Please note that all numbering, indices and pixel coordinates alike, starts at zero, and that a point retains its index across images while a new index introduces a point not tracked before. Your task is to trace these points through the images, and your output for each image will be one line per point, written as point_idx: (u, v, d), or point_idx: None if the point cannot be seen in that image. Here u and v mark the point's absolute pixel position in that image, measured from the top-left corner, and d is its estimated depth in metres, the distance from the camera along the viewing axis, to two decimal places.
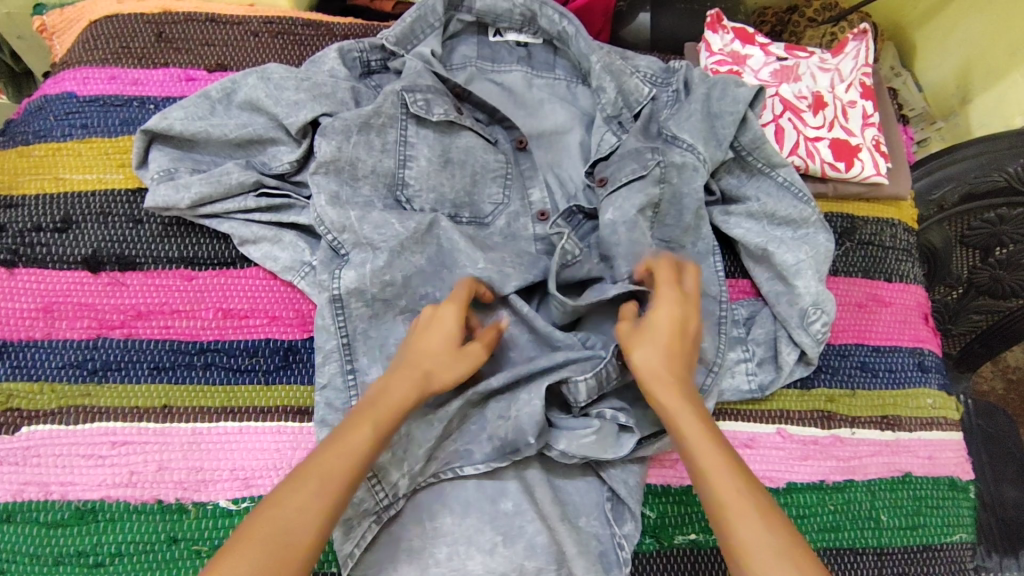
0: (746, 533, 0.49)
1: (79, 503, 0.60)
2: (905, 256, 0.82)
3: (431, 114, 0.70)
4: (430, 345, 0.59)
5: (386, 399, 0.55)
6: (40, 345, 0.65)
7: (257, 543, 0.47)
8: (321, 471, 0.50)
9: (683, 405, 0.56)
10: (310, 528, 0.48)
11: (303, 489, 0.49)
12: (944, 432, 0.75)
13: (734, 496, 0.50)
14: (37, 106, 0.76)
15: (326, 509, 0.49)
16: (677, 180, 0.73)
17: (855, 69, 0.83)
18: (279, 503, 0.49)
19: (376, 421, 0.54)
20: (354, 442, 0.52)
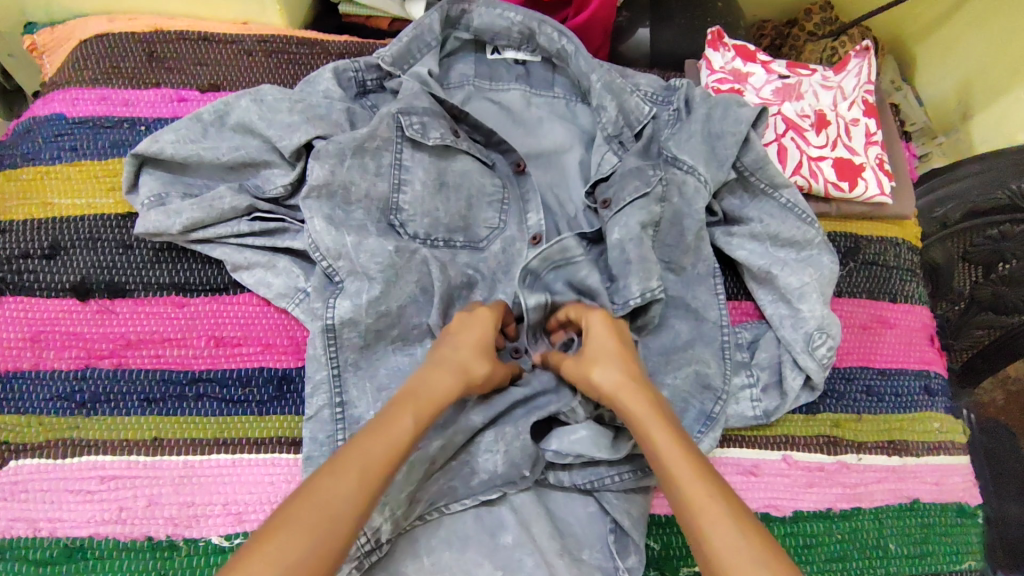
0: (716, 530, 0.44)
1: (67, 541, 0.58)
2: (909, 276, 0.81)
3: (427, 137, 0.69)
4: (463, 337, 0.61)
5: (430, 388, 0.55)
6: (27, 375, 0.64)
7: (307, 513, 0.43)
8: (371, 453, 0.48)
9: (648, 418, 0.54)
10: (354, 506, 0.45)
11: (354, 465, 0.46)
12: (951, 457, 0.73)
13: (702, 493, 0.47)
14: (26, 128, 0.75)
15: (370, 490, 0.46)
16: (678, 201, 0.72)
17: (858, 86, 0.82)
18: (325, 476, 0.45)
19: (420, 410, 0.53)
20: (400, 431, 0.51)
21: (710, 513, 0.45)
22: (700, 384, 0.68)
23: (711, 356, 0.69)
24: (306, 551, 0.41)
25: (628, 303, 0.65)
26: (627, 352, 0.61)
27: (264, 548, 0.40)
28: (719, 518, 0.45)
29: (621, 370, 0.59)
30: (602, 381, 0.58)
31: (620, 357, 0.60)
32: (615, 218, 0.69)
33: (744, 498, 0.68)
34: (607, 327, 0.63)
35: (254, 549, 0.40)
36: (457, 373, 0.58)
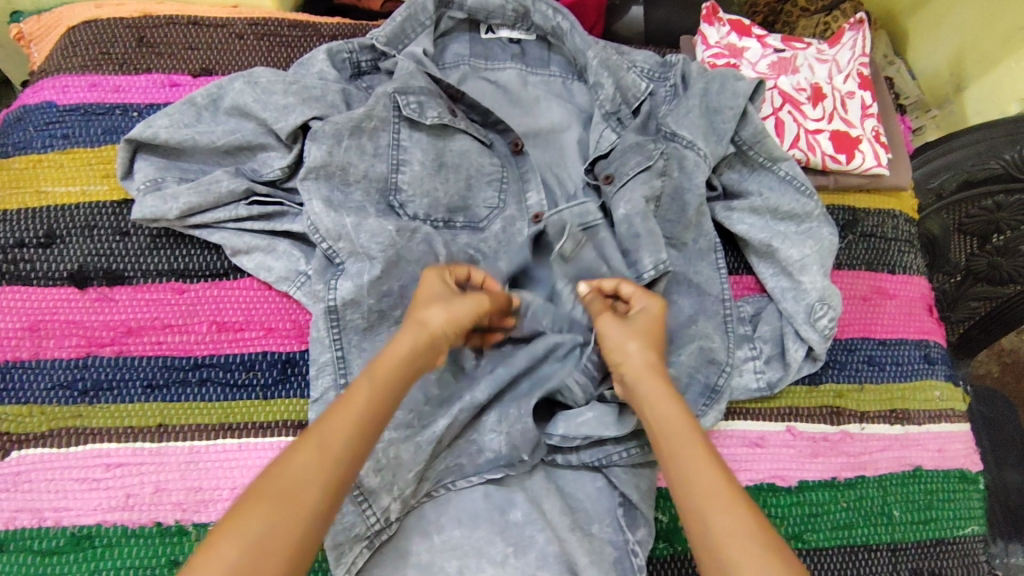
0: (717, 522, 0.46)
1: (74, 529, 0.58)
2: (907, 247, 0.81)
3: (425, 117, 0.68)
4: (433, 290, 0.59)
5: (388, 355, 0.53)
6: (27, 365, 0.63)
7: (267, 505, 0.44)
8: (326, 431, 0.48)
9: (664, 398, 0.54)
10: (320, 490, 0.46)
11: (312, 448, 0.47)
12: (953, 424, 0.74)
13: (711, 485, 0.48)
14: (15, 117, 0.73)
15: (336, 469, 0.47)
16: (678, 175, 0.72)
17: (853, 59, 0.82)
18: (289, 464, 0.46)
19: (376, 377, 0.52)
20: (358, 400, 0.50)
21: (715, 505, 0.47)
22: (705, 357, 0.68)
23: (714, 330, 0.69)
24: (265, 541, 0.43)
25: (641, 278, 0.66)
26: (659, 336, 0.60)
27: (226, 541, 0.43)
28: (723, 512, 0.47)
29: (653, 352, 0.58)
30: (631, 354, 0.57)
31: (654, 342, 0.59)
32: (619, 193, 0.69)
33: (751, 470, 0.68)
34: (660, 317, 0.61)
35: (217, 543, 0.43)
36: (422, 332, 0.55)
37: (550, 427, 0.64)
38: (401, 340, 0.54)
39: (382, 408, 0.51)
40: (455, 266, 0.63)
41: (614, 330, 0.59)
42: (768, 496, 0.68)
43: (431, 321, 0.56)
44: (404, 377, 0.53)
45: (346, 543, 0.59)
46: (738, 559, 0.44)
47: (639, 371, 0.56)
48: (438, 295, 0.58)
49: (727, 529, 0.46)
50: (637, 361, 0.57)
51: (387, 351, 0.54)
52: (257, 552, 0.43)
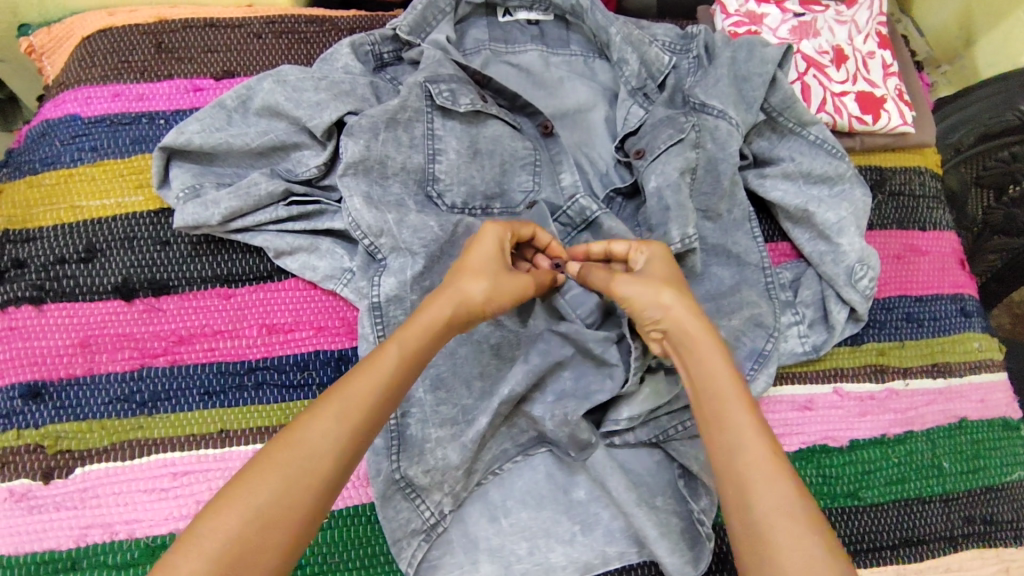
0: (760, 490, 0.46)
1: (148, 540, 0.58)
2: (935, 203, 0.82)
3: (458, 104, 0.68)
4: (479, 258, 0.57)
5: (419, 323, 0.53)
6: (81, 381, 0.63)
7: (280, 469, 0.43)
8: (347, 400, 0.47)
9: (713, 353, 0.52)
10: (334, 460, 0.45)
11: (332, 415, 0.46)
12: (993, 374, 0.75)
13: (756, 457, 0.47)
14: (40, 133, 0.72)
15: (353, 439, 0.46)
16: (712, 145, 0.71)
17: (871, 18, 0.82)
18: (306, 433, 0.45)
19: (407, 346, 0.51)
20: (384, 371, 0.49)
21: (761, 474, 0.46)
22: (752, 323, 0.68)
23: (758, 297, 0.70)
24: (271, 508, 0.42)
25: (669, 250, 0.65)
26: (680, 281, 0.58)
27: (235, 503, 0.42)
28: (768, 483, 0.46)
29: (687, 299, 0.55)
30: (656, 304, 0.55)
31: (678, 285, 0.57)
32: (651, 166, 0.70)
33: (802, 433, 0.69)
34: (664, 261, 0.60)
35: (225, 504, 0.42)
36: (460, 301, 0.55)
37: (613, 414, 0.63)
38: (439, 310, 0.54)
39: (405, 381, 0.50)
40: (521, 224, 0.62)
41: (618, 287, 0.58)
42: (821, 457, 0.69)
43: (474, 289, 0.55)
44: (430, 345, 0.52)
45: (404, 538, 0.60)
46: (781, 537, 0.43)
47: (682, 323, 0.54)
48: (484, 264, 0.57)
49: (770, 502, 0.45)
50: (671, 306, 0.54)
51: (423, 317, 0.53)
52: (264, 518, 0.42)
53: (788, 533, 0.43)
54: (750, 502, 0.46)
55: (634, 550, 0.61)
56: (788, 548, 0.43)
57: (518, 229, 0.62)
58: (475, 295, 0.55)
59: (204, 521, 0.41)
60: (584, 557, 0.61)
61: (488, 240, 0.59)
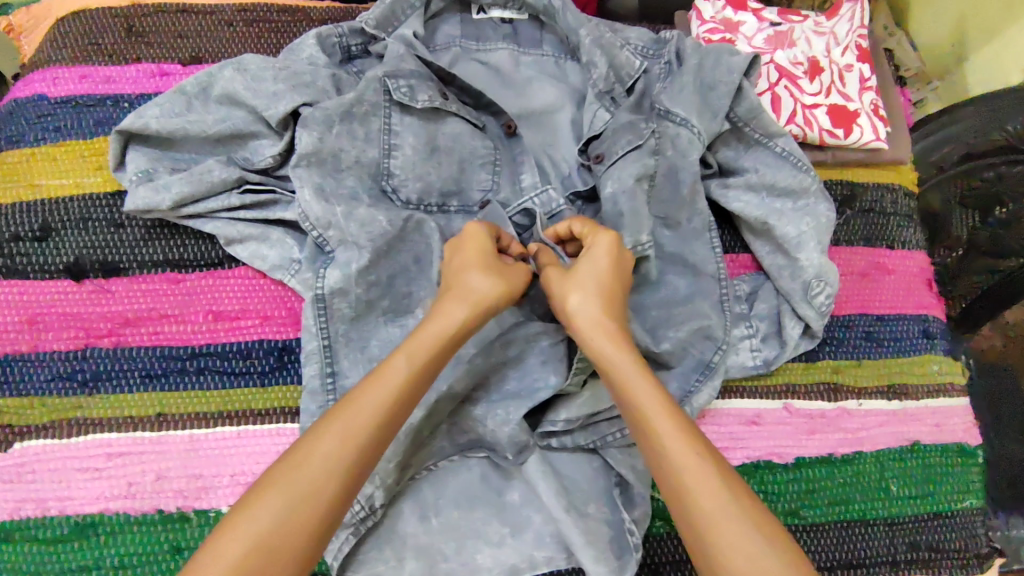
0: (715, 517, 0.45)
1: (78, 518, 0.59)
2: (906, 222, 0.80)
3: (415, 100, 0.67)
4: (466, 256, 0.58)
5: (424, 332, 0.53)
6: (28, 358, 0.64)
7: (285, 491, 0.44)
8: (348, 421, 0.47)
9: (627, 362, 0.53)
10: (341, 476, 0.46)
11: (335, 433, 0.47)
12: (951, 399, 0.74)
13: (703, 477, 0.46)
14: (7, 111, 0.73)
15: (356, 457, 0.47)
16: (672, 153, 0.71)
17: (851, 31, 0.81)
18: (311, 454, 0.46)
19: (414, 355, 0.52)
20: (390, 384, 0.50)
21: (688, 471, 0.47)
22: (700, 334, 0.68)
23: (710, 308, 0.69)
24: (282, 528, 0.43)
25: None
26: (614, 276, 0.58)
27: (241, 529, 0.43)
28: (696, 478, 0.46)
29: (602, 304, 0.56)
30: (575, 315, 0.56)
31: (601, 287, 0.57)
32: (608, 172, 0.69)
33: (746, 447, 0.69)
34: (611, 251, 0.59)
35: (233, 529, 0.43)
36: (470, 302, 0.55)
37: (552, 415, 0.63)
38: (449, 313, 0.54)
39: (414, 389, 0.51)
40: (491, 225, 0.63)
41: (556, 284, 0.59)
42: (764, 473, 0.68)
43: (478, 286, 0.56)
44: (441, 353, 0.53)
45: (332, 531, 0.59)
46: (721, 531, 0.44)
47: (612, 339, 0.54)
48: (478, 256, 0.58)
49: (703, 496, 0.46)
50: (584, 316, 0.56)
51: (429, 325, 0.54)
52: (274, 539, 0.43)
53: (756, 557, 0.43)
54: (683, 501, 0.46)
55: (563, 556, 0.62)
56: (729, 542, 0.44)
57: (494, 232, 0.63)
58: (483, 290, 0.56)
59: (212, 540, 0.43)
60: (511, 560, 0.61)
61: (473, 237, 0.59)
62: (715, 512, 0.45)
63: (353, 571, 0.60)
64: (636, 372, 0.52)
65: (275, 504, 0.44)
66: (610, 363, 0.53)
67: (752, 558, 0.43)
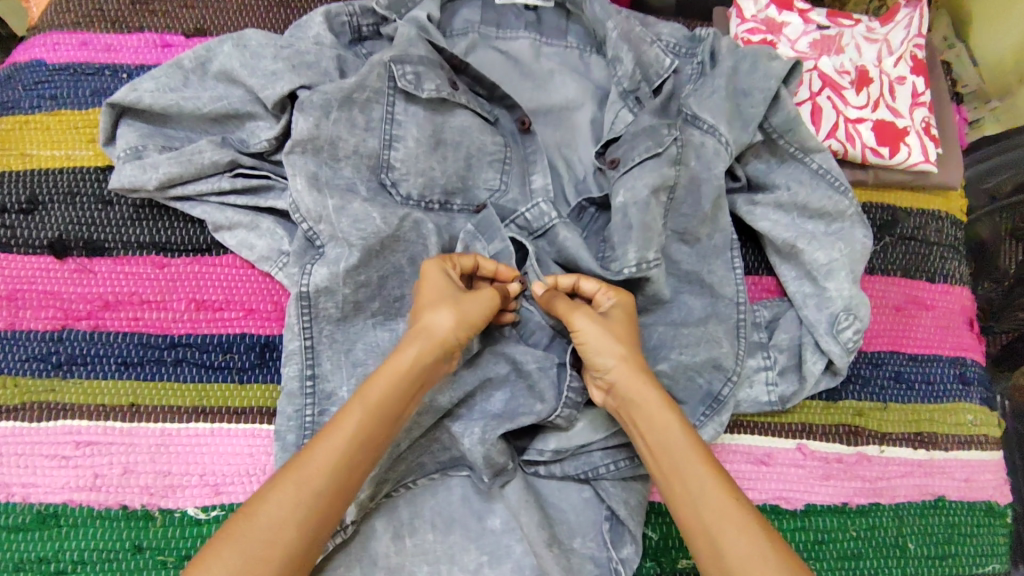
0: (735, 544, 0.44)
1: (41, 507, 0.57)
2: (951, 254, 0.73)
3: (421, 89, 0.63)
4: (431, 291, 0.55)
5: (385, 371, 0.51)
6: (3, 336, 0.61)
7: (239, 543, 0.43)
8: (303, 467, 0.46)
9: (667, 407, 0.52)
10: (294, 529, 0.45)
11: (287, 484, 0.46)
12: (984, 453, 0.68)
13: (720, 509, 0.46)
14: (5, 75, 0.70)
15: (314, 504, 0.46)
16: (696, 163, 0.65)
17: (907, 40, 0.73)
18: (262, 506, 0.45)
19: (369, 400, 0.50)
20: (345, 431, 0.48)
21: (732, 519, 0.45)
22: (710, 364, 0.62)
23: (724, 335, 0.63)
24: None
25: (620, 272, 0.60)
26: (635, 332, 0.57)
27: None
28: (739, 527, 0.45)
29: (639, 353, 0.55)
30: (608, 361, 0.54)
31: (634, 340, 0.56)
32: (623, 179, 0.64)
33: (752, 488, 0.63)
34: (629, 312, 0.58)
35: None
36: (425, 341, 0.53)
37: (539, 444, 0.59)
38: (405, 352, 0.52)
39: (370, 435, 0.49)
40: (461, 256, 0.59)
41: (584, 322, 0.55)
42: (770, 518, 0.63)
43: (437, 324, 0.53)
44: (398, 394, 0.51)
45: None
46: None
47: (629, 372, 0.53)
48: (440, 291, 0.55)
49: (744, 546, 0.44)
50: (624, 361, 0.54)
51: (389, 363, 0.52)
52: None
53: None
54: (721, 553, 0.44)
55: None
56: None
57: (459, 260, 0.59)
58: (441, 328, 0.53)
59: None
60: None
61: (433, 273, 0.56)
62: (731, 541, 0.44)
63: None
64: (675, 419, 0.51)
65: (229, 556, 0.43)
66: (650, 408, 0.52)
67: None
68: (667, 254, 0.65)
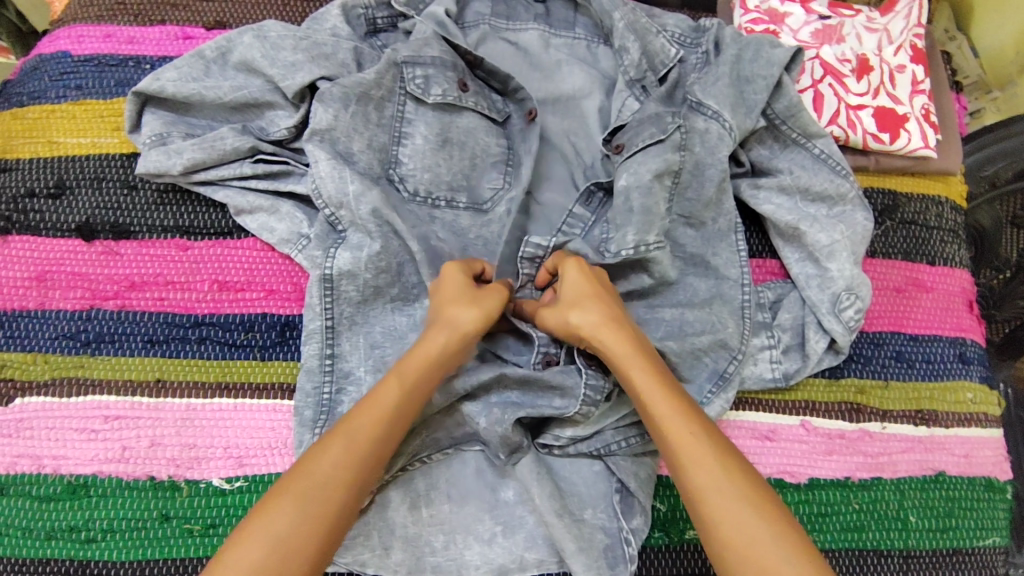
0: (697, 477, 0.49)
1: (71, 478, 0.59)
2: (950, 238, 0.75)
3: (428, 95, 0.66)
4: (451, 288, 0.57)
5: (413, 357, 0.54)
6: (34, 314, 0.64)
7: (297, 500, 0.46)
8: (352, 431, 0.50)
9: (641, 370, 0.54)
10: (346, 488, 0.48)
11: (339, 448, 0.49)
12: (984, 429, 0.69)
13: (686, 445, 0.50)
14: (32, 66, 0.73)
15: (358, 467, 0.49)
16: (700, 148, 0.67)
17: (906, 29, 0.75)
18: (317, 466, 0.48)
19: (404, 380, 0.52)
20: (381, 404, 0.51)
21: (690, 459, 0.50)
22: (716, 344, 0.64)
23: (729, 316, 0.65)
24: (296, 533, 0.45)
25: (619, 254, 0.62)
26: (596, 288, 0.58)
27: (258, 533, 0.45)
28: (697, 463, 0.49)
29: (601, 310, 0.56)
30: (581, 323, 0.56)
31: (598, 299, 0.57)
32: (628, 164, 0.65)
33: (758, 463, 0.65)
34: (582, 271, 0.59)
35: (246, 541, 0.45)
36: (450, 336, 0.55)
37: (556, 430, 0.61)
38: (431, 343, 0.55)
39: (405, 410, 0.52)
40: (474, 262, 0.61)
41: (552, 318, 0.59)
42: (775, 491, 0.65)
43: (462, 322, 0.56)
44: (429, 379, 0.54)
45: None
46: (717, 514, 0.48)
47: (599, 331, 0.56)
48: (461, 292, 0.57)
49: (705, 482, 0.49)
50: (587, 326, 0.56)
51: (417, 350, 0.54)
52: (284, 546, 0.45)
53: (730, 509, 0.47)
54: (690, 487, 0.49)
55: (553, 560, 0.60)
56: (726, 523, 0.47)
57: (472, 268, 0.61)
58: (462, 325, 0.56)
59: (233, 542, 0.45)
60: (500, 560, 0.59)
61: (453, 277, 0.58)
62: (698, 471, 0.49)
63: (338, 557, 0.58)
64: (639, 365, 0.54)
65: (290, 509, 0.46)
66: (617, 360, 0.55)
67: (745, 534, 0.46)
68: (673, 238, 0.67)
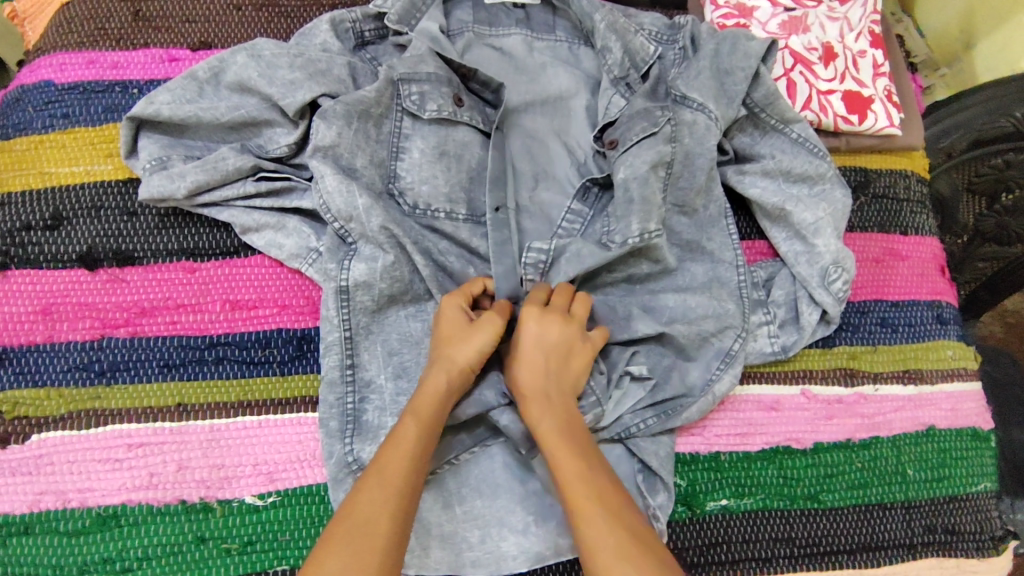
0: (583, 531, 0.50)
1: (100, 509, 0.59)
2: (919, 208, 0.80)
3: (424, 111, 0.68)
4: (451, 326, 0.60)
5: (424, 395, 0.56)
6: (42, 349, 0.63)
7: (343, 540, 0.47)
8: (381, 468, 0.51)
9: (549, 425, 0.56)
10: (389, 521, 0.48)
11: (373, 486, 0.50)
12: (965, 382, 0.75)
13: (577, 501, 0.51)
14: (14, 98, 0.72)
15: (396, 501, 0.50)
16: (689, 139, 0.70)
17: (864, 17, 0.81)
18: (356, 507, 0.49)
19: (420, 416, 0.54)
20: (404, 441, 0.53)
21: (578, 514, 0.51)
22: (718, 323, 0.68)
23: (728, 297, 0.69)
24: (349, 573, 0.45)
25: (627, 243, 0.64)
26: (538, 334, 0.59)
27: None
28: (584, 520, 0.50)
29: (526, 362, 0.58)
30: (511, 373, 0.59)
31: (531, 348, 0.59)
32: (622, 158, 0.68)
33: (766, 433, 0.69)
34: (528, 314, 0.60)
35: None
36: (451, 371, 0.57)
37: None
38: (433, 382, 0.56)
39: (428, 444, 0.53)
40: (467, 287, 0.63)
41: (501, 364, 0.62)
42: (784, 458, 0.69)
43: (459, 358, 0.58)
44: (442, 415, 0.55)
45: None
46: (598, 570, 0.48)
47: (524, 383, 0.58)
48: (458, 330, 0.59)
49: (589, 537, 0.50)
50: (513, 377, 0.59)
51: (424, 390, 0.56)
52: None
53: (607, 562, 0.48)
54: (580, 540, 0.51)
55: None
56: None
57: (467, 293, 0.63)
58: (461, 359, 0.58)
59: None
60: (536, 548, 0.61)
61: (451, 312, 0.60)
62: (584, 525, 0.50)
63: None
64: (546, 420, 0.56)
65: (338, 552, 0.47)
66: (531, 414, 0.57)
67: None
68: (669, 226, 0.71)
